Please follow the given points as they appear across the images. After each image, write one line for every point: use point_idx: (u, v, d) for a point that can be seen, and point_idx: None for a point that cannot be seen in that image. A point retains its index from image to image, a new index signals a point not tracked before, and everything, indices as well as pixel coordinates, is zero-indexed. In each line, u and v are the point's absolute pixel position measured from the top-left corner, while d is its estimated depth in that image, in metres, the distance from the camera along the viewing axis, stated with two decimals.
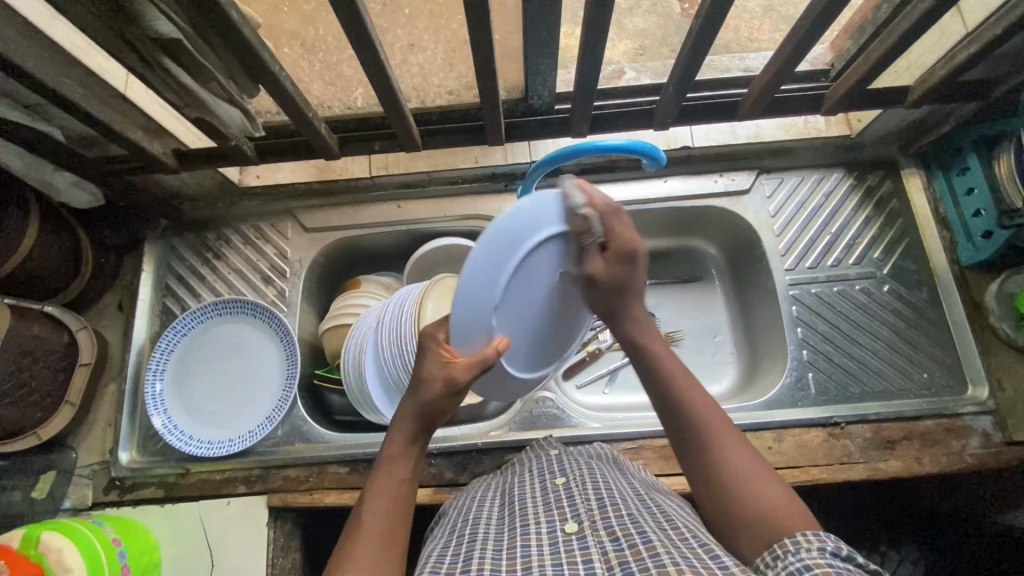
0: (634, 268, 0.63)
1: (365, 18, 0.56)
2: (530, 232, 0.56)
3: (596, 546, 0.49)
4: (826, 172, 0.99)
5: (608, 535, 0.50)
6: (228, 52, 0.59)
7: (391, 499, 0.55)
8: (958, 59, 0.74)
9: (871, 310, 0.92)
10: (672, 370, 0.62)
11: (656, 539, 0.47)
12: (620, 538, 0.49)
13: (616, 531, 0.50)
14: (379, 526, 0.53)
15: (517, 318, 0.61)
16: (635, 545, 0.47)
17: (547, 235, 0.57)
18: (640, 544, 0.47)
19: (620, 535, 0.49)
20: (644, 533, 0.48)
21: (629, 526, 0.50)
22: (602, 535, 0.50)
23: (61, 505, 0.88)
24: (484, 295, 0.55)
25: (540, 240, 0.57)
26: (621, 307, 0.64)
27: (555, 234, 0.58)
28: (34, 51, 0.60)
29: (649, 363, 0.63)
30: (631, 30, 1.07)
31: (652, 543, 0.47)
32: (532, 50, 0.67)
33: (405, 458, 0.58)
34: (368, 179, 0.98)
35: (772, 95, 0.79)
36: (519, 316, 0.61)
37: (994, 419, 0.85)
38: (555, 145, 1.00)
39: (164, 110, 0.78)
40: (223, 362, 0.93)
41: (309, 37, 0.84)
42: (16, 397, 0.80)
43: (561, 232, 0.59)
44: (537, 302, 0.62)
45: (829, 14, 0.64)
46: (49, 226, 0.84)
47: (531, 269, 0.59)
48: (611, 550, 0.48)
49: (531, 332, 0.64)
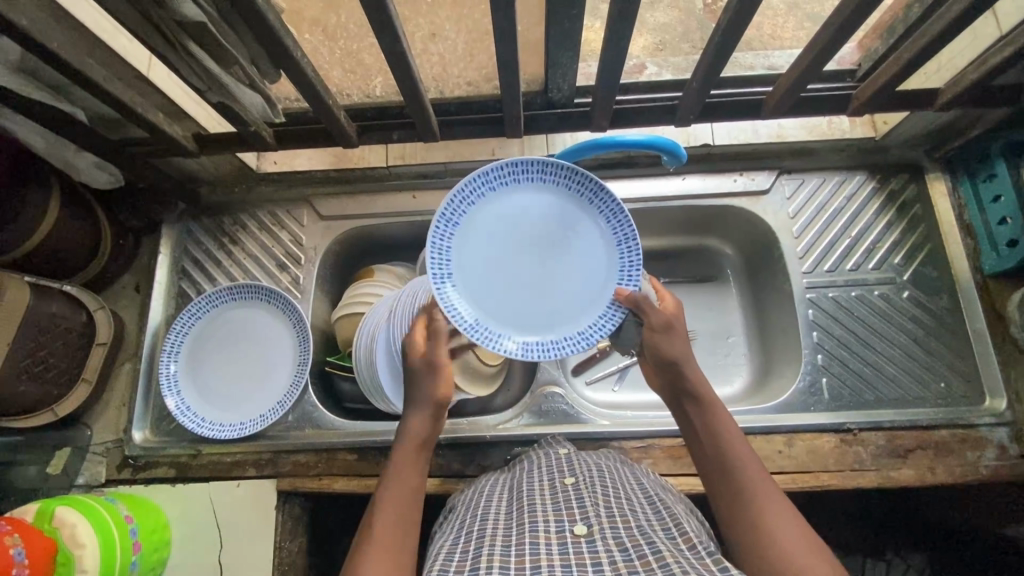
0: (685, 326, 0.69)
1: (388, 5, 0.56)
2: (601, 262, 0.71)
3: (605, 552, 0.49)
4: (848, 174, 0.97)
5: (617, 544, 0.50)
6: (251, 37, 0.59)
7: (404, 480, 0.60)
8: (991, 62, 0.72)
9: (890, 316, 0.91)
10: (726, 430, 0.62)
11: (665, 551, 0.48)
12: (629, 548, 0.49)
13: (625, 541, 0.50)
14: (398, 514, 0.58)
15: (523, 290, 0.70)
16: (644, 556, 0.48)
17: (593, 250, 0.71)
18: (650, 554, 0.48)
19: (629, 545, 0.50)
20: (654, 544, 0.49)
21: (639, 537, 0.51)
22: (611, 542, 0.50)
23: (75, 481, 0.89)
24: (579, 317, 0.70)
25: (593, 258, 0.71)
26: (678, 353, 0.67)
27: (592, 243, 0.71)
28: (59, 31, 0.60)
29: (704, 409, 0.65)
30: (651, 24, 1.05)
31: (661, 553, 0.48)
32: (553, 42, 0.66)
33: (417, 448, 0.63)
34: (385, 168, 0.98)
35: (798, 94, 0.77)
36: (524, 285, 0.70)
37: (1010, 430, 0.84)
38: (573, 139, 0.99)
39: (186, 95, 0.79)
40: (235, 344, 0.93)
41: (330, 25, 0.75)
42: (34, 373, 0.81)
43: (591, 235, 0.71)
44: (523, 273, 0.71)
45: (861, 15, 0.62)
46: (70, 206, 0.85)
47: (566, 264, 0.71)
48: (620, 559, 0.48)
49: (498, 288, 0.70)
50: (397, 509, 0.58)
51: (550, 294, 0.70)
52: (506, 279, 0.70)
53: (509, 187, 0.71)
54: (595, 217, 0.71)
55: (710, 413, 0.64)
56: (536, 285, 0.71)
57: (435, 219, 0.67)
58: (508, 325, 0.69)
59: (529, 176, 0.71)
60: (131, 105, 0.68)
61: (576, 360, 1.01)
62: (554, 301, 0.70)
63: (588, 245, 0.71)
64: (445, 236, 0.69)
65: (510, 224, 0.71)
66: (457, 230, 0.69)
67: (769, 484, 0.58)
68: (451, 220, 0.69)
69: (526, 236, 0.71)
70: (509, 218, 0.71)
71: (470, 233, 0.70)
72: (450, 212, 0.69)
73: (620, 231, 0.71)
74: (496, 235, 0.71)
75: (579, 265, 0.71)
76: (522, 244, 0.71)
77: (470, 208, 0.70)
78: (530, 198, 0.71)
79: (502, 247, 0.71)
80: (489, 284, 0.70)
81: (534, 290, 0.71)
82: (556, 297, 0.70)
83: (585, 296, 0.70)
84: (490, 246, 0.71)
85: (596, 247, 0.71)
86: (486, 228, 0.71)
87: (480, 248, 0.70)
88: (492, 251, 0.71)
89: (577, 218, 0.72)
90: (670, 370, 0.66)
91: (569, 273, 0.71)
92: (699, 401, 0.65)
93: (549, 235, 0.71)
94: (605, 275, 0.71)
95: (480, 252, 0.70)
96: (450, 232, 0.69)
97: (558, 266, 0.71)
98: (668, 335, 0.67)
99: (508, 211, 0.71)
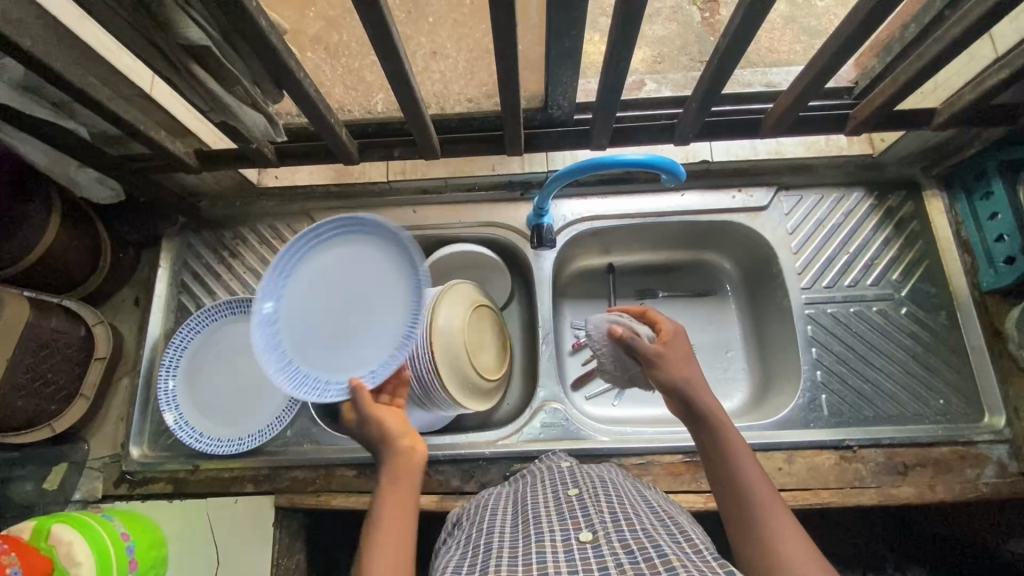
0: (683, 349, 0.72)
1: (391, 29, 0.56)
2: (372, 247, 0.74)
3: (611, 555, 0.49)
4: (846, 191, 0.98)
5: (622, 546, 0.50)
6: (255, 60, 0.59)
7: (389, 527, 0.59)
8: (986, 84, 0.73)
9: (889, 333, 0.91)
10: (739, 450, 0.63)
11: (672, 553, 0.48)
12: (634, 550, 0.49)
13: (631, 544, 0.50)
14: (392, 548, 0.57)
15: (362, 328, 0.73)
16: (650, 558, 0.47)
17: (360, 246, 0.73)
18: (656, 557, 0.47)
19: (635, 547, 0.49)
20: (660, 547, 0.49)
21: (644, 540, 0.50)
22: (616, 546, 0.50)
23: (72, 496, 0.89)
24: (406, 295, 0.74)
25: (366, 252, 0.73)
26: (680, 378, 0.68)
27: (352, 244, 0.73)
28: (64, 51, 0.60)
29: (715, 429, 0.65)
30: (651, 38, 1.06)
31: (668, 557, 0.47)
32: (554, 61, 0.67)
33: (395, 482, 0.63)
34: (385, 183, 0.99)
35: (797, 113, 0.78)
36: (359, 325, 0.73)
37: (1009, 448, 0.84)
38: (573, 157, 1.00)
39: (188, 113, 0.79)
40: (228, 362, 0.92)
41: (332, 42, 0.79)
42: (33, 388, 0.81)
43: (344, 243, 0.73)
44: (350, 322, 0.73)
45: (858, 38, 0.63)
46: (71, 220, 0.85)
47: (360, 282, 0.73)
48: (626, 561, 0.48)
49: (350, 344, 0.73)
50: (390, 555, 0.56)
51: (376, 311, 0.74)
52: (338, 333, 0.72)
53: (277, 282, 0.69)
54: (334, 241, 0.72)
55: (723, 433, 0.64)
56: (363, 312, 0.73)
57: (275, 375, 0.66)
58: (377, 352, 0.73)
59: (284, 262, 0.69)
60: (133, 123, 0.69)
61: (576, 374, 1.01)
62: (387, 315, 0.74)
63: (353, 251, 0.73)
64: (277, 360, 0.68)
65: (301, 305, 0.71)
66: (276, 344, 0.68)
67: (779, 502, 0.59)
68: (281, 359, 0.68)
69: (321, 300, 0.72)
70: (298, 292, 0.71)
71: (283, 339, 0.69)
72: (276, 359, 0.68)
73: (351, 227, 0.72)
74: (296, 319, 0.70)
75: (374, 270, 0.74)
76: (325, 302, 0.72)
77: (263, 328, 0.67)
78: (293, 278, 0.70)
79: (316, 325, 0.72)
80: (337, 350, 0.72)
81: (368, 318, 0.73)
82: (380, 306, 0.74)
83: (391, 282, 0.74)
84: (304, 330, 0.71)
85: (372, 245, 0.74)
86: (298, 328, 0.70)
87: (312, 344, 0.71)
88: (308, 331, 0.71)
89: (328, 258, 0.72)
90: (677, 393, 0.67)
91: (373, 283, 0.74)
92: (712, 422, 0.65)
93: (332, 286, 0.72)
94: (382, 256, 0.74)
95: (316, 345, 0.71)
96: (286, 361, 0.68)
97: (360, 287, 0.73)
98: (664, 361, 0.69)
99: (296, 292, 0.71)
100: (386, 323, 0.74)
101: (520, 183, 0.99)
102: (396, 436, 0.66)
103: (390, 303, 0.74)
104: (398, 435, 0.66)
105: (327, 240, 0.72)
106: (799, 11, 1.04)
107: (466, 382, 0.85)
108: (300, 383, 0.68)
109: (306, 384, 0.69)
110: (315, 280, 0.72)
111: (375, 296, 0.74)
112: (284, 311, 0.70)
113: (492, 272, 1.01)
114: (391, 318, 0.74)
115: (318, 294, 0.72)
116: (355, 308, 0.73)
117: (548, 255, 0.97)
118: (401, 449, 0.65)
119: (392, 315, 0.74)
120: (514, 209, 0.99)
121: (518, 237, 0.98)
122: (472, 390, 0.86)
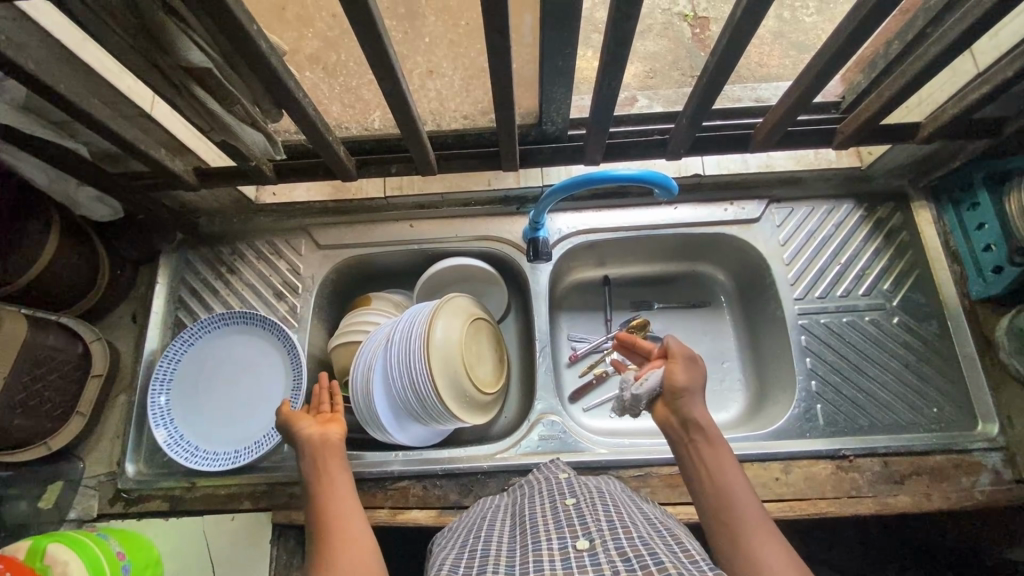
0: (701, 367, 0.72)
1: (387, 49, 0.57)
2: (202, 346, 0.93)
3: (608, 564, 0.49)
4: (837, 202, 0.99)
5: (619, 554, 0.50)
6: (255, 81, 0.61)
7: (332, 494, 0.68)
8: (968, 98, 0.74)
9: (881, 343, 0.92)
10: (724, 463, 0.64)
11: (668, 562, 0.48)
12: (631, 558, 0.49)
13: (627, 552, 0.50)
14: (344, 520, 0.64)
15: (239, 392, 0.93)
16: (647, 567, 0.48)
17: (190, 353, 0.93)
18: (653, 565, 0.48)
19: (631, 555, 0.50)
20: (656, 555, 0.49)
21: (640, 549, 0.51)
22: (614, 554, 0.50)
23: (67, 515, 0.88)
24: (248, 351, 0.94)
25: (197, 354, 0.93)
26: (690, 386, 0.68)
27: (187, 355, 0.92)
28: (67, 73, 0.61)
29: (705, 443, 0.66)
30: (643, 54, 1.09)
31: (664, 565, 0.48)
32: (547, 79, 0.68)
33: (320, 462, 0.72)
34: (383, 199, 1.00)
35: (785, 128, 0.79)
36: (238, 391, 0.93)
37: (1003, 455, 0.85)
38: (567, 172, 1.01)
39: (187, 131, 0.80)
40: (182, 406, 0.90)
41: (330, 62, 0.79)
42: (29, 407, 0.80)
43: (184, 359, 0.92)
44: (233, 401, 0.92)
45: (842, 56, 0.65)
46: (69, 238, 0.86)
47: (213, 375, 0.93)
48: (623, 569, 0.48)
49: (248, 408, 0.92)
50: (341, 512, 0.65)
51: (237, 379, 0.93)
52: (231, 410, 0.92)
53: (176, 423, 0.89)
54: (180, 365, 0.92)
55: (716, 451, 0.65)
56: (241, 380, 0.93)
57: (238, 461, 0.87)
58: (275, 388, 0.93)
59: (169, 409, 0.90)
60: (133, 143, 0.70)
61: (574, 387, 1.01)
62: (251, 370, 0.94)
63: (190, 359, 0.93)
64: (228, 450, 0.89)
65: (196, 416, 0.90)
66: (210, 449, 0.89)
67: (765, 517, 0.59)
68: (231, 454, 0.89)
69: (203, 406, 0.91)
70: (186, 408, 0.90)
71: (215, 439, 0.90)
72: (228, 456, 0.88)
73: (180, 347, 0.92)
74: (210, 423, 0.90)
75: (223, 357, 0.94)
76: (204, 405, 0.91)
77: (200, 442, 0.89)
78: (175, 404, 0.90)
79: (217, 421, 0.91)
80: (250, 416, 0.91)
81: (241, 383, 0.93)
82: (246, 367, 0.94)
83: (232, 353, 0.94)
84: (217, 424, 0.91)
85: (214, 341, 0.94)
86: (209, 431, 0.90)
87: (226, 429, 0.90)
88: (221, 422, 0.91)
89: (184, 379, 0.92)
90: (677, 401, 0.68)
91: (228, 366, 0.94)
92: (705, 437, 0.66)
93: (198, 394, 0.92)
94: (214, 343, 0.94)
95: (234, 433, 0.90)
96: (229, 451, 0.89)
97: (212, 374, 0.93)
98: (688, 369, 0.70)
99: (185, 414, 0.90)
100: (258, 368, 0.94)
101: (516, 198, 1.00)
102: (310, 450, 0.73)
103: (242, 363, 0.94)
104: (306, 446, 0.74)
105: (174, 367, 0.91)
106: (786, 26, 1.07)
107: (464, 395, 0.85)
108: (250, 451, 0.88)
109: (255, 447, 0.88)
110: (190, 397, 0.91)
111: (230, 371, 0.94)
112: (201, 429, 0.90)
113: (489, 284, 1.02)
114: (264, 363, 0.94)
115: (198, 406, 0.91)
116: (224, 391, 0.92)
117: (543, 268, 0.98)
118: (320, 453, 0.73)
119: (266, 361, 0.94)
120: (510, 223, 1.00)
121: (515, 250, 0.99)
122: (472, 403, 0.87)
